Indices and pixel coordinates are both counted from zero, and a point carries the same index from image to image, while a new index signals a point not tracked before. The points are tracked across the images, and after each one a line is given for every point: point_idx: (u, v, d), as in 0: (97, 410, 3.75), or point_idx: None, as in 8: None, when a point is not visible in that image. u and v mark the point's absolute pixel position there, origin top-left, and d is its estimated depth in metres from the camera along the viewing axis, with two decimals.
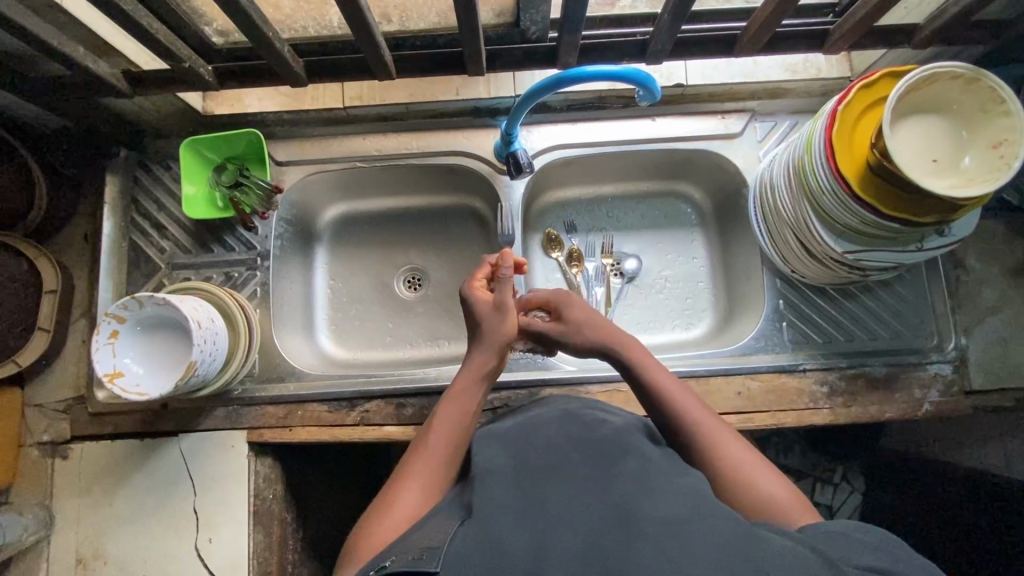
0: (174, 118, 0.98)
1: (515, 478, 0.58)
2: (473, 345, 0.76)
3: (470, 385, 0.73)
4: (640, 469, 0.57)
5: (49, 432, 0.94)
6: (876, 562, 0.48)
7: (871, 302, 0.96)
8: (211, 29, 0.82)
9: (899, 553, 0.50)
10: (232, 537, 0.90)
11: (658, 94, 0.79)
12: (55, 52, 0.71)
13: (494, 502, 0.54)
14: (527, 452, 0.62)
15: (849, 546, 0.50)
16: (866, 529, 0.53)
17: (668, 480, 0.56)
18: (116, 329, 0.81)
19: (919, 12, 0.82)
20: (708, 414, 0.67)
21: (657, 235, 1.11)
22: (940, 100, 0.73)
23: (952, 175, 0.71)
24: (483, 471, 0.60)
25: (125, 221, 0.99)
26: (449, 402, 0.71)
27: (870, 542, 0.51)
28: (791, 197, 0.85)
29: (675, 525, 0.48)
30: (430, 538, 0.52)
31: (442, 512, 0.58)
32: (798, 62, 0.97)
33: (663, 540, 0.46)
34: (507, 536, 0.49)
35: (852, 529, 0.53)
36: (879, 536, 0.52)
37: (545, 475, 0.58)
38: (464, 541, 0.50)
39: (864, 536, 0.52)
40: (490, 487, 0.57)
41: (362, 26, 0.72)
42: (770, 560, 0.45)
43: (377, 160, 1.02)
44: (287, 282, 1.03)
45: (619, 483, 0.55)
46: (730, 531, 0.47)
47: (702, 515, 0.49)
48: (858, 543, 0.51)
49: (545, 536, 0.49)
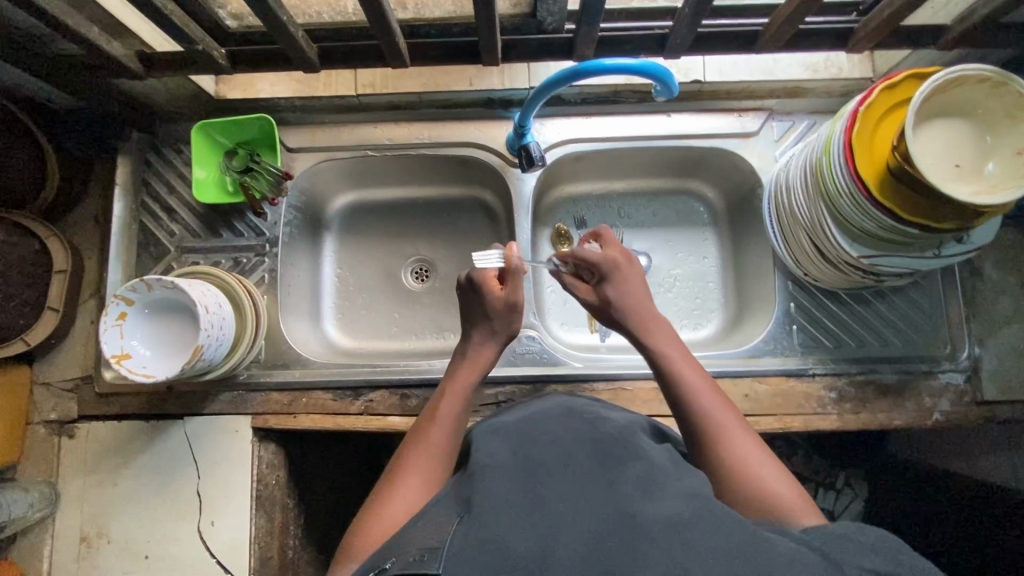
0: (186, 102, 0.97)
1: (514, 471, 0.57)
2: (473, 339, 0.79)
3: (469, 382, 0.75)
4: (646, 470, 0.56)
5: (56, 411, 0.95)
6: (878, 564, 0.47)
7: (883, 307, 0.94)
8: (225, 12, 0.81)
9: (902, 556, 0.49)
10: (233, 521, 0.90)
11: (675, 89, 0.78)
12: (69, 31, 0.70)
13: (495, 496, 0.53)
14: (528, 447, 0.62)
15: (857, 549, 0.49)
16: (872, 532, 0.52)
17: (671, 483, 0.55)
18: (124, 311, 0.81)
19: (948, 13, 0.80)
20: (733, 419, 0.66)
21: (668, 233, 1.10)
22: (964, 104, 0.71)
23: (974, 181, 0.70)
24: (484, 465, 0.59)
25: (136, 204, 0.99)
26: (447, 397, 0.74)
27: (877, 546, 0.50)
28: (807, 198, 0.83)
29: (681, 528, 0.47)
30: (434, 533, 0.52)
31: (442, 501, 0.58)
32: (819, 62, 0.94)
33: (670, 542, 0.46)
34: (510, 534, 0.48)
35: (855, 529, 0.52)
36: (883, 539, 0.51)
37: (545, 470, 0.57)
38: (466, 536, 0.49)
39: (867, 538, 0.51)
40: (490, 482, 0.56)
41: (377, 13, 0.71)
42: (774, 559, 0.45)
43: (388, 149, 1.01)
44: (295, 269, 1.02)
45: (623, 483, 0.54)
46: (737, 533, 0.47)
47: (707, 516, 0.49)
48: (862, 546, 0.50)
49: (547, 533, 0.48)
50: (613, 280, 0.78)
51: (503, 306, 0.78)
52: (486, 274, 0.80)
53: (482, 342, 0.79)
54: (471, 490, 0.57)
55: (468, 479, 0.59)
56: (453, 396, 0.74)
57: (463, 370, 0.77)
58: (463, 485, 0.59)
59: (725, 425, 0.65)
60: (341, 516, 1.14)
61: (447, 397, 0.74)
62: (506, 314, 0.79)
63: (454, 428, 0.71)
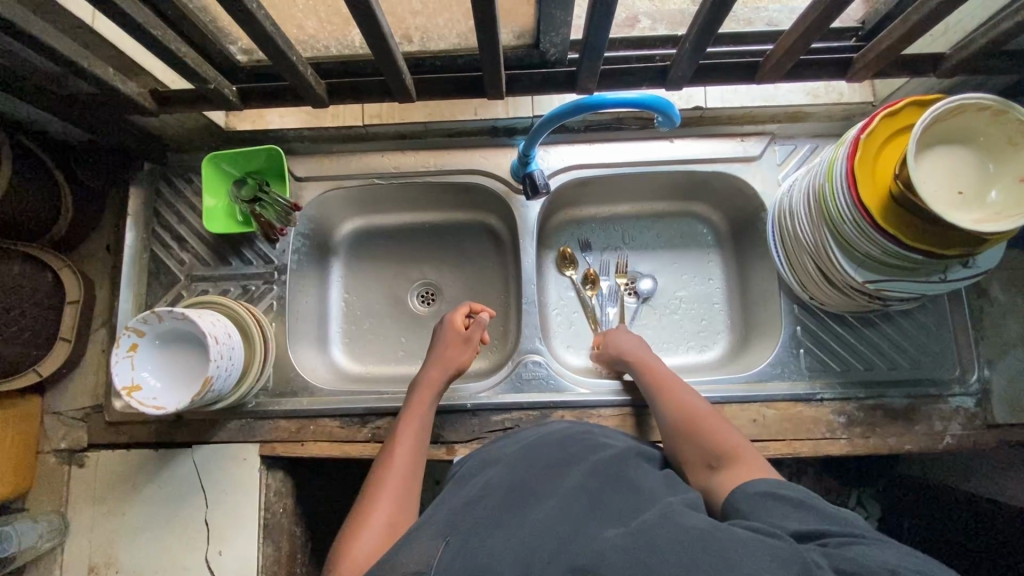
0: (198, 133, 0.99)
1: (504, 498, 0.59)
2: (426, 366, 0.88)
3: (426, 405, 0.83)
4: (629, 499, 0.58)
5: (67, 440, 0.95)
6: (803, 524, 0.54)
7: (891, 330, 0.94)
8: (236, 48, 0.82)
9: (824, 508, 0.55)
10: (242, 548, 0.90)
11: (677, 120, 0.79)
12: (87, 73, 0.72)
13: (481, 521, 0.56)
14: (525, 471, 0.63)
15: (783, 512, 0.55)
16: (795, 488, 0.58)
17: (652, 505, 0.57)
18: (135, 342, 0.82)
19: (946, 41, 0.81)
20: (698, 402, 0.77)
21: (673, 255, 1.10)
22: (966, 132, 0.72)
23: (978, 209, 0.70)
24: (476, 496, 0.61)
25: (147, 233, 1.00)
26: (399, 441, 0.78)
27: (799, 500, 0.56)
28: (811, 224, 0.84)
29: (646, 532, 0.51)
30: (424, 551, 0.53)
31: (432, 519, 0.60)
32: (820, 87, 0.95)
33: (636, 546, 0.49)
34: (495, 558, 0.50)
35: (775, 487, 0.59)
36: (808, 495, 0.57)
37: (535, 496, 0.59)
38: (453, 563, 0.51)
39: (794, 494, 0.57)
40: (476, 511, 0.58)
41: (385, 52, 0.72)
42: (737, 549, 0.48)
43: (394, 177, 1.02)
44: (303, 295, 1.04)
45: (602, 505, 0.57)
46: (696, 527, 0.51)
47: (670, 518, 0.52)
48: (787, 504, 0.56)
49: (531, 553, 0.50)
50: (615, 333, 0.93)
51: (461, 339, 0.90)
52: (451, 321, 0.91)
53: (433, 368, 0.87)
54: (462, 518, 0.57)
55: (460, 508, 0.59)
56: (405, 435, 0.79)
57: (419, 394, 0.85)
58: (454, 512, 0.59)
59: (705, 415, 0.75)
60: None
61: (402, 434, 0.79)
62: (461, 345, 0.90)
63: (414, 452, 0.77)
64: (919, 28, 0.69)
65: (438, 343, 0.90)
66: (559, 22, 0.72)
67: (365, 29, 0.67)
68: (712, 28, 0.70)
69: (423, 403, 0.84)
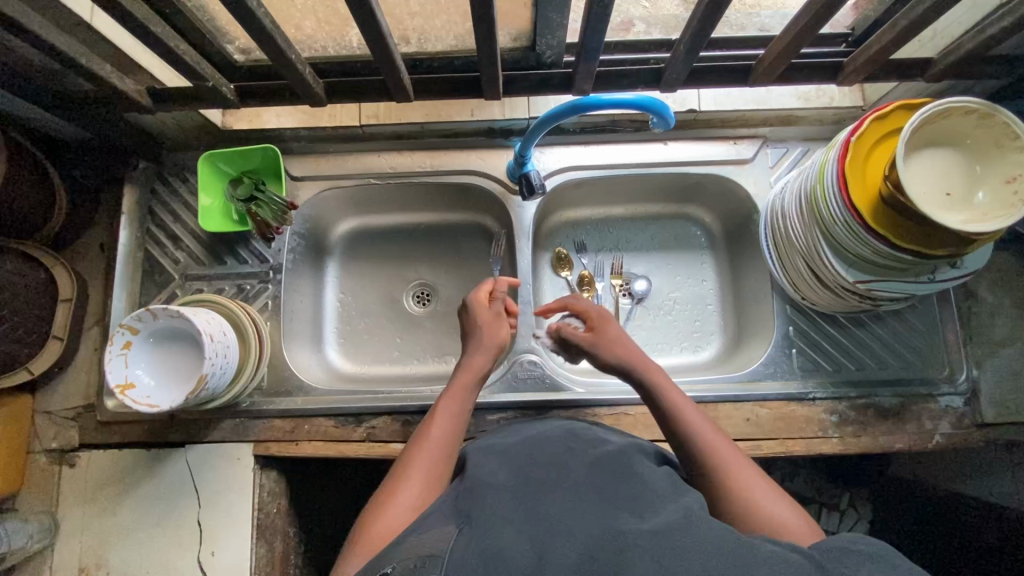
0: (195, 132, 0.99)
1: (513, 490, 0.58)
2: (469, 352, 0.81)
3: (466, 385, 0.77)
4: (638, 493, 0.58)
5: (58, 440, 0.95)
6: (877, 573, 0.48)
7: (881, 331, 0.96)
8: (233, 47, 0.82)
9: (895, 562, 0.50)
10: (234, 549, 0.90)
11: (672, 121, 0.80)
12: (84, 69, 0.72)
13: (492, 509, 0.55)
14: (528, 464, 0.63)
15: (854, 559, 0.50)
16: (869, 541, 0.53)
17: (665, 502, 0.57)
18: (129, 340, 0.81)
19: (934, 46, 0.83)
20: (724, 440, 0.68)
21: (667, 257, 1.11)
22: (953, 134, 0.73)
23: (963, 210, 0.72)
24: (483, 482, 0.61)
25: (141, 231, 1.00)
26: (435, 420, 0.72)
27: (873, 554, 0.51)
28: (802, 224, 0.85)
29: (665, 534, 0.50)
30: (430, 540, 0.54)
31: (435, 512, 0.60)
32: (810, 92, 0.97)
33: (656, 547, 0.48)
34: (508, 547, 0.50)
35: (847, 539, 0.53)
36: (879, 548, 0.52)
37: (544, 488, 0.58)
38: (463, 549, 0.50)
39: (867, 547, 0.52)
40: (487, 499, 0.57)
41: (384, 52, 0.73)
42: (760, 564, 0.47)
43: (390, 177, 1.03)
44: (298, 295, 1.03)
45: (613, 502, 0.56)
46: (722, 540, 0.50)
47: (693, 525, 0.51)
48: (858, 555, 0.50)
49: (544, 545, 0.50)
50: (601, 324, 0.85)
51: (493, 317, 0.85)
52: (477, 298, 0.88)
53: (475, 354, 0.81)
54: (467, 509, 0.58)
55: (463, 499, 0.60)
56: (442, 413, 0.73)
57: (459, 376, 0.78)
58: (461, 503, 0.60)
59: (730, 459, 0.66)
60: (342, 541, 1.14)
61: (439, 410, 0.73)
62: (494, 322, 0.85)
63: (453, 429, 0.72)
64: (906, 32, 0.71)
65: (473, 321, 0.86)
66: (556, 25, 0.73)
67: (365, 29, 0.68)
68: (704, 32, 0.71)
69: (460, 379, 0.78)
